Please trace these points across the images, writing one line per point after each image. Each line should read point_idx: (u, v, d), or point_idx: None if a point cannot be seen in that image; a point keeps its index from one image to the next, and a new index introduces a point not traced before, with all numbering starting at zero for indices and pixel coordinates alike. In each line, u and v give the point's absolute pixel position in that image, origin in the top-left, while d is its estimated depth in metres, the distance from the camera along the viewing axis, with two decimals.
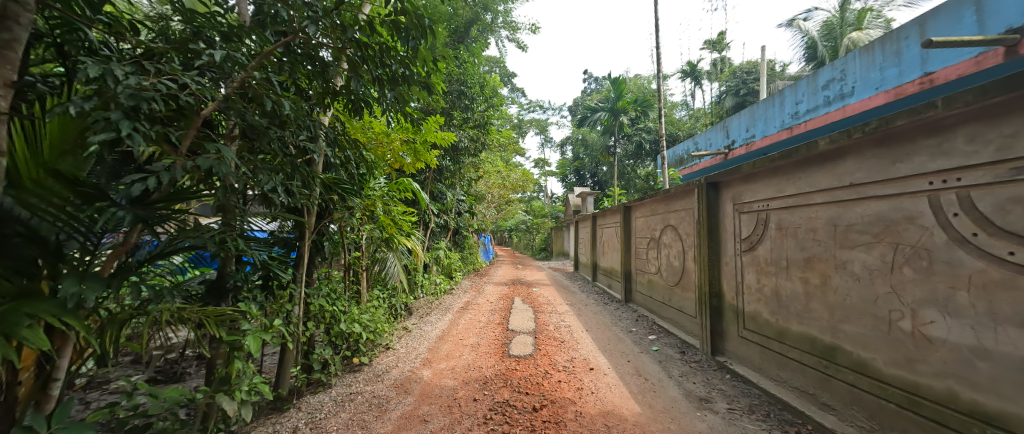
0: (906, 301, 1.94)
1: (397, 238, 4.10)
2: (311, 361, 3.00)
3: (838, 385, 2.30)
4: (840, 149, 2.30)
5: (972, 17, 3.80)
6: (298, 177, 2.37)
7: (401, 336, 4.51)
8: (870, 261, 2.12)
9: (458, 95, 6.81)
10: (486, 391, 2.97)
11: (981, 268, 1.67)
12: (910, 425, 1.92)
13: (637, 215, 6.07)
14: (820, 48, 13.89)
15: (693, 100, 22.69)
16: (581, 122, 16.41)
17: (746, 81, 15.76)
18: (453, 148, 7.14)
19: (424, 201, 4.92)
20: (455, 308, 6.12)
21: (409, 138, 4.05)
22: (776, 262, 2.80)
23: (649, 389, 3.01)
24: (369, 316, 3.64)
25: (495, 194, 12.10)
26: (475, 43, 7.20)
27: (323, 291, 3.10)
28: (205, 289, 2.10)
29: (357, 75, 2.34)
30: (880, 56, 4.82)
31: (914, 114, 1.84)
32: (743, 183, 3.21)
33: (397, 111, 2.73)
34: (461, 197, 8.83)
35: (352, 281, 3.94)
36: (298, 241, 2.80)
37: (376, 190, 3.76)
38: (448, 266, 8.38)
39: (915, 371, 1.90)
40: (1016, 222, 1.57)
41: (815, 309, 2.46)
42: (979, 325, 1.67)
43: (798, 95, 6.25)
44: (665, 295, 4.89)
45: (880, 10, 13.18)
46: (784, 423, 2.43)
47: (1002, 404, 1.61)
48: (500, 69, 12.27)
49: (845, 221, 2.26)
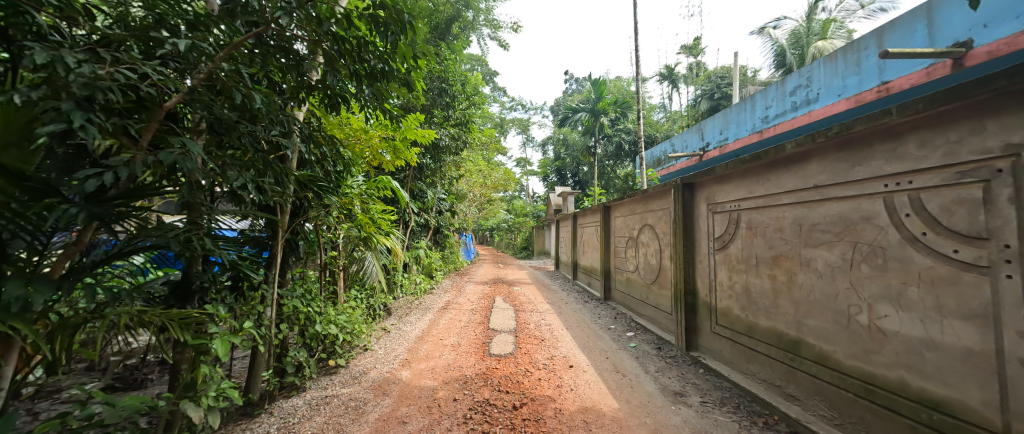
0: (863, 296, 2.05)
1: (376, 237, 4.02)
2: (284, 364, 2.90)
3: (802, 376, 2.41)
4: (805, 152, 2.41)
5: (924, 29, 4.04)
6: (271, 174, 2.29)
7: (380, 337, 4.43)
8: (832, 259, 2.23)
9: (439, 93, 6.72)
10: (466, 391, 2.95)
11: (929, 264, 1.77)
12: (866, 413, 2.03)
13: (616, 215, 6.18)
14: (788, 55, 14.46)
15: (670, 103, 23.25)
16: (562, 122, 16.52)
17: (720, 85, 16.23)
18: (434, 146, 7.06)
19: (404, 200, 4.84)
20: (435, 308, 6.05)
21: (389, 135, 3.99)
22: (747, 260, 2.91)
23: (627, 385, 3.07)
24: (346, 317, 3.55)
25: (476, 193, 12.06)
26: (456, 41, 7.14)
27: (297, 292, 3.01)
28: (169, 290, 2.00)
29: (333, 69, 2.28)
30: (842, 65, 5.08)
31: (872, 120, 1.94)
32: (716, 184, 3.31)
33: (376, 108, 2.69)
34: (442, 196, 8.74)
35: (328, 281, 3.84)
36: (271, 241, 2.69)
37: (354, 188, 3.67)
38: (428, 266, 8.29)
39: (871, 362, 2.01)
40: (960, 222, 1.68)
41: (782, 305, 2.57)
42: (927, 318, 1.78)
43: (768, 100, 6.50)
44: (642, 293, 5.00)
45: (842, 22, 13.86)
46: (752, 414, 2.54)
47: (947, 392, 1.72)
48: (482, 67, 12.23)
49: (810, 221, 2.37)
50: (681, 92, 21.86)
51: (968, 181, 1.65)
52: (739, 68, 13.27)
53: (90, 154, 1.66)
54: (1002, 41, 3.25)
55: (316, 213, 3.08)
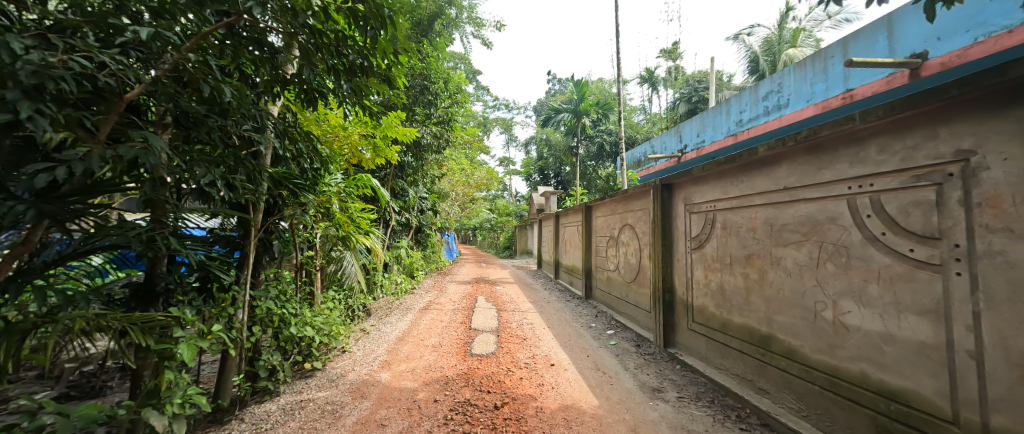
0: (828, 293, 2.14)
1: (355, 237, 3.92)
2: (257, 368, 2.80)
3: (772, 371, 2.49)
4: (776, 155, 2.50)
5: (885, 40, 4.26)
6: (242, 170, 2.21)
7: (359, 338, 4.33)
8: (800, 258, 2.32)
9: (421, 90, 6.62)
10: (447, 391, 2.93)
11: (887, 263, 1.86)
12: (831, 405, 2.12)
13: (597, 214, 6.26)
14: (761, 62, 14.98)
15: (649, 105, 23.72)
16: (545, 122, 16.58)
17: (697, 89, 16.65)
18: (416, 144, 6.96)
19: (384, 198, 4.76)
20: (416, 308, 5.97)
21: (369, 132, 3.91)
22: (721, 259, 2.99)
23: (606, 382, 3.11)
24: (323, 318, 3.46)
25: (459, 192, 11.97)
26: (438, 37, 7.05)
27: (271, 293, 2.91)
28: (130, 292, 1.89)
29: (310, 63, 2.22)
30: (810, 72, 5.29)
31: (838, 126, 2.03)
32: (694, 185, 3.39)
33: (355, 104, 2.63)
34: (424, 195, 8.64)
35: (303, 282, 3.73)
36: (243, 240, 2.59)
37: (332, 186, 3.58)
38: (409, 266, 8.17)
39: (835, 355, 2.09)
40: (915, 223, 1.77)
41: (754, 302, 2.66)
42: (886, 313, 1.87)
43: (742, 104, 6.72)
44: (622, 291, 5.07)
45: (811, 31, 14.46)
46: (726, 408, 2.62)
47: (903, 383, 1.81)
48: (465, 65, 12.15)
49: (780, 221, 2.46)
50: (660, 95, 22.29)
51: (923, 184, 1.73)
52: (716, 73, 13.61)
53: (41, 147, 1.51)
54: (954, 54, 3.44)
55: (291, 212, 2.98)
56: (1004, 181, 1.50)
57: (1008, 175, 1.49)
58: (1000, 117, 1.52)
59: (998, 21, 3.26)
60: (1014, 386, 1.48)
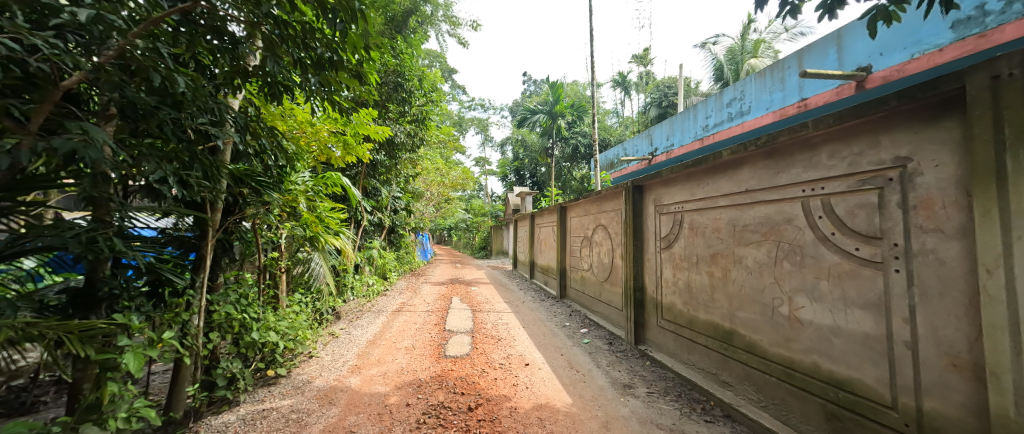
0: (785, 289, 2.26)
1: (323, 237, 3.78)
2: (214, 377, 2.65)
3: (734, 364, 2.60)
4: (739, 159, 2.62)
5: (835, 54, 4.55)
6: (197, 167, 2.09)
7: (327, 342, 4.18)
8: (759, 257, 2.43)
9: (394, 87, 6.44)
10: (419, 394, 2.88)
11: (837, 261, 1.98)
12: (787, 395, 2.24)
13: (572, 215, 6.33)
14: (726, 70, 15.66)
15: (622, 109, 24.31)
16: (520, 122, 16.61)
17: (667, 94, 17.21)
18: (389, 142, 6.80)
19: (355, 198, 4.61)
20: (389, 310, 5.83)
21: (339, 129, 3.78)
22: (689, 258, 3.10)
23: (579, 380, 3.14)
24: (288, 322, 3.31)
25: (433, 191, 11.83)
26: (413, 35, 6.91)
27: (231, 297, 2.75)
28: (68, 298, 1.73)
29: (274, 55, 2.12)
30: (769, 82, 5.58)
31: (793, 132, 2.15)
32: (663, 187, 3.49)
33: (324, 99, 2.54)
34: (398, 194, 8.45)
35: (266, 285, 3.55)
36: (199, 241, 2.44)
37: (299, 184, 3.44)
38: (382, 267, 7.98)
39: (790, 348, 2.21)
40: (860, 223, 1.89)
41: (718, 299, 2.77)
42: (835, 308, 1.98)
43: (707, 110, 7.00)
44: (596, 290, 5.16)
45: (771, 42, 15.27)
46: (692, 401, 2.71)
47: (849, 372, 1.93)
48: (440, 63, 11.97)
49: (742, 222, 2.58)
50: (632, 99, 22.84)
51: (867, 188, 1.85)
52: (684, 79, 14.09)
53: None
54: (892, 68, 3.77)
55: (254, 211, 2.85)
56: (936, 186, 1.62)
57: (940, 181, 1.61)
58: (933, 127, 1.64)
59: (931, 41, 3.54)
60: (944, 373, 1.60)
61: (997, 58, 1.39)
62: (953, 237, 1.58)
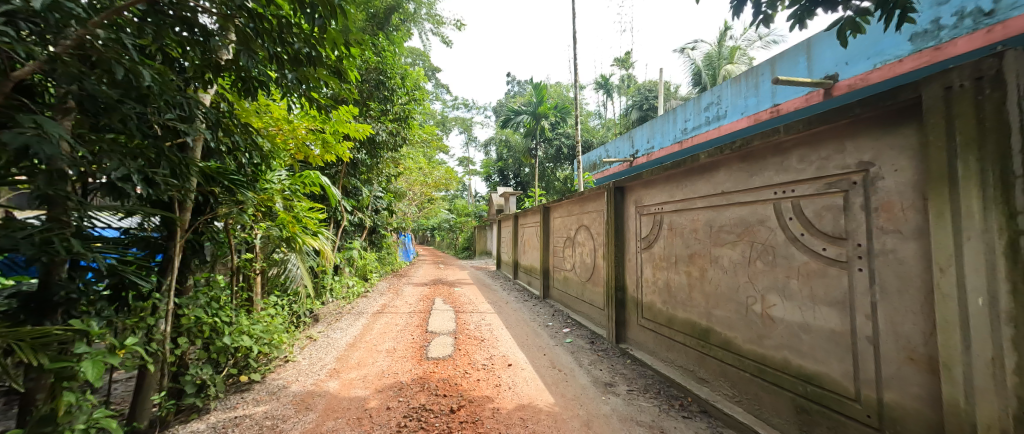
0: (758, 288, 2.33)
1: (300, 238, 3.68)
2: (182, 384, 2.54)
3: (711, 361, 2.67)
4: (715, 162, 2.69)
5: (805, 62, 4.73)
6: (165, 164, 2.01)
7: (305, 345, 4.07)
8: (734, 257, 2.51)
9: (375, 85, 6.32)
10: (401, 397, 2.84)
11: (806, 260, 2.06)
12: (760, 390, 2.31)
13: (555, 215, 6.37)
14: (704, 75, 16.07)
15: (604, 111, 24.63)
16: (504, 123, 16.58)
17: (647, 98, 17.55)
18: (370, 141, 6.69)
19: (334, 197, 4.52)
20: (369, 312, 5.73)
21: (317, 126, 3.69)
22: (668, 258, 3.17)
23: (562, 380, 3.16)
24: (262, 326, 3.21)
25: (416, 191, 11.71)
26: (395, 32, 6.81)
27: (201, 300, 2.65)
28: (20, 302, 1.61)
29: (248, 49, 2.06)
30: (744, 87, 5.76)
31: (766, 137, 2.23)
32: (643, 188, 3.56)
33: (302, 96, 2.50)
34: (379, 194, 8.32)
35: (239, 287, 3.43)
36: (166, 242, 2.34)
37: (275, 183, 3.34)
38: (362, 268, 7.84)
39: (763, 345, 2.29)
40: (827, 224, 1.97)
41: (695, 298, 2.84)
42: (804, 305, 2.07)
43: (686, 114, 7.17)
44: (578, 290, 5.20)
45: (746, 49, 15.77)
46: (670, 398, 2.78)
47: (817, 367, 2.01)
48: (423, 61, 11.84)
49: (718, 223, 2.65)
50: (614, 102, 23.19)
51: (833, 191, 1.94)
52: (664, 83, 14.41)
53: None
54: (858, 77, 3.95)
55: (226, 211, 2.75)
56: (895, 189, 1.71)
57: (899, 184, 1.69)
58: (892, 134, 1.72)
59: (891, 52, 3.74)
60: (902, 366, 1.68)
61: (950, 69, 1.47)
62: (910, 238, 1.66)
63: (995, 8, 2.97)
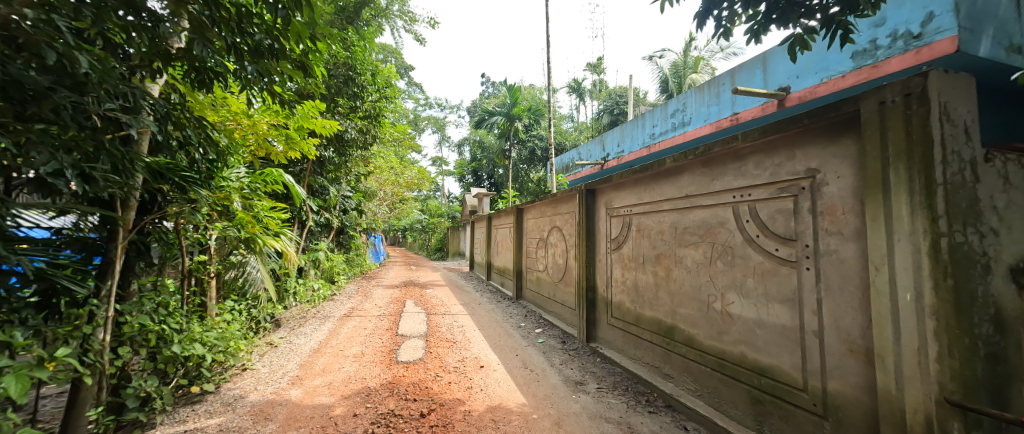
0: (718, 286, 2.45)
1: (261, 239, 3.49)
2: (123, 398, 2.36)
3: (675, 357, 2.78)
4: (680, 166, 2.80)
5: (761, 74, 5.01)
6: (105, 159, 1.87)
7: (265, 352, 3.87)
8: (697, 257, 2.62)
9: (345, 81, 6.12)
10: (368, 403, 2.76)
11: (761, 260, 2.18)
12: (719, 383, 2.42)
13: (528, 216, 6.41)
14: (670, 83, 16.69)
15: (576, 114, 25.04)
16: (478, 123, 16.45)
17: (618, 102, 18.04)
18: (338, 138, 6.47)
19: (298, 196, 4.32)
20: (337, 316, 5.54)
21: (280, 122, 3.53)
22: (636, 258, 3.26)
23: (533, 380, 3.18)
24: (217, 333, 3.03)
25: (387, 191, 11.47)
26: (366, 27, 6.62)
27: (147, 306, 2.49)
28: None
29: (203, 38, 1.95)
30: (707, 96, 6.03)
31: (726, 143, 2.34)
32: (613, 190, 3.65)
33: (263, 90, 2.39)
34: (348, 194, 8.06)
35: (190, 292, 3.20)
36: (105, 244, 2.19)
37: (231, 180, 3.16)
38: (329, 270, 7.57)
39: (722, 340, 2.40)
40: (779, 227, 2.09)
41: (661, 297, 2.94)
42: (759, 302, 2.18)
43: (654, 120, 7.41)
44: (550, 290, 5.26)
45: (709, 60, 16.53)
46: (638, 394, 2.86)
47: (770, 360, 2.12)
48: (395, 58, 11.58)
49: (683, 225, 2.76)
50: (586, 105, 23.63)
51: (785, 195, 2.06)
52: (633, 90, 14.84)
53: None
54: (807, 90, 4.28)
55: (176, 210, 2.59)
56: (838, 194, 1.83)
57: (841, 189, 1.82)
58: (835, 143, 1.85)
59: (836, 68, 4.03)
60: (843, 357, 1.80)
61: (884, 86, 1.59)
62: (850, 239, 1.79)
63: (923, 32, 3.14)
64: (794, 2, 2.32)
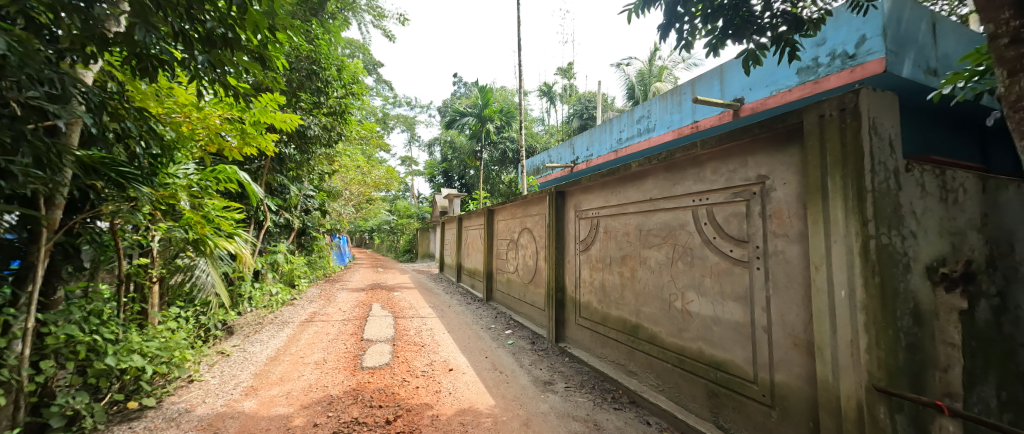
0: (679, 286, 2.54)
1: (212, 241, 3.25)
2: (45, 419, 2.11)
3: (639, 355, 2.86)
4: (644, 170, 2.89)
5: (718, 85, 5.27)
6: (25, 150, 1.68)
7: (215, 361, 3.62)
8: (660, 258, 2.71)
9: (308, 75, 5.86)
10: (330, 412, 2.64)
11: (717, 261, 2.29)
12: (679, 378, 2.52)
13: (499, 217, 6.40)
14: (636, 90, 17.24)
15: (547, 117, 25.31)
16: (448, 123, 16.22)
17: (588, 107, 18.40)
18: (299, 134, 6.17)
19: (254, 195, 4.07)
20: (297, 321, 5.28)
21: (234, 116, 3.32)
22: (604, 259, 3.33)
23: (502, 381, 3.18)
24: (160, 343, 2.81)
25: (353, 191, 11.10)
26: (332, 20, 6.36)
27: (76, 315, 2.28)
28: None
29: (145, 23, 1.81)
30: (669, 104, 6.28)
31: (686, 149, 2.44)
32: (582, 193, 3.71)
33: (215, 82, 2.24)
34: (310, 193, 7.71)
35: (129, 298, 2.94)
36: (25, 246, 2.02)
37: (179, 178, 2.95)
38: (290, 273, 7.21)
39: (682, 337, 2.50)
40: (733, 229, 2.21)
41: (627, 297, 3.03)
42: (715, 301, 2.29)
43: (621, 125, 7.62)
44: (521, 292, 5.28)
45: (672, 69, 17.23)
46: (604, 392, 2.94)
47: (725, 355, 2.23)
48: (363, 54, 11.21)
49: (647, 227, 2.85)
50: (556, 109, 23.94)
51: (738, 200, 2.18)
52: (602, 96, 15.19)
53: None
54: (759, 102, 4.55)
55: (112, 208, 2.39)
56: (784, 199, 1.95)
57: (787, 195, 1.94)
58: (782, 152, 1.97)
59: (784, 82, 4.32)
60: (788, 350, 1.92)
61: (823, 101, 1.72)
62: (794, 241, 1.91)
63: (857, 53, 3.44)
64: (748, 19, 2.45)
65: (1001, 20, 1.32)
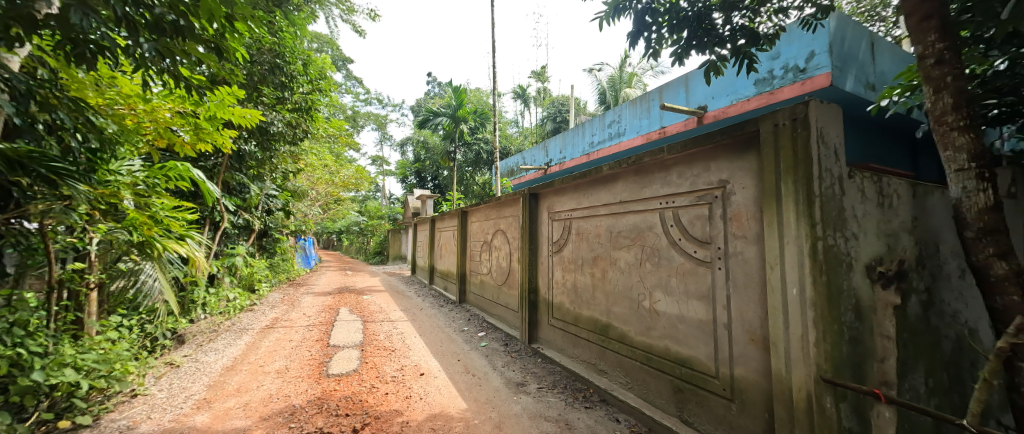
0: (647, 286, 2.61)
1: (160, 243, 3.01)
2: None
3: (609, 353, 2.91)
4: (614, 174, 2.95)
5: (683, 93, 5.46)
6: None
7: (163, 373, 3.36)
8: (629, 259, 2.77)
9: (270, 69, 5.57)
10: (293, 423, 2.52)
11: (682, 261, 2.37)
12: (647, 376, 2.58)
13: (473, 219, 6.35)
14: (608, 95, 17.64)
15: (520, 119, 25.43)
16: (421, 123, 15.95)
17: (561, 110, 18.63)
18: (261, 131, 5.86)
19: (211, 195, 3.83)
20: (258, 328, 5.02)
21: (187, 110, 3.10)
22: (575, 261, 3.38)
23: (475, 384, 3.14)
24: (98, 355, 2.58)
25: (320, 190, 10.69)
26: (297, 13, 6.09)
27: None
28: None
29: (84, 7, 1.67)
30: (639, 110, 6.45)
31: (654, 154, 2.51)
32: (555, 195, 3.74)
33: (164, 72, 2.11)
34: (273, 193, 7.34)
35: (61, 307, 2.69)
36: None
37: (122, 174, 2.73)
38: (249, 276, 6.83)
39: (650, 336, 2.56)
40: (697, 231, 2.28)
41: (598, 297, 3.08)
42: (680, 299, 2.36)
43: (593, 129, 7.77)
44: (494, 293, 5.26)
45: (641, 76, 17.77)
46: (575, 391, 2.97)
47: (689, 352, 2.30)
48: (332, 49, 10.82)
49: (617, 229, 2.91)
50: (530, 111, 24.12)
51: (702, 203, 2.26)
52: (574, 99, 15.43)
53: None
54: (720, 110, 4.76)
55: (43, 207, 2.19)
56: (743, 202, 2.04)
57: (745, 198, 2.04)
58: (741, 158, 2.07)
59: (743, 92, 4.54)
60: (746, 345, 2.01)
61: (777, 111, 1.82)
62: (752, 242, 2.00)
63: (807, 67, 3.68)
64: (710, 31, 2.56)
65: (928, 42, 1.44)
